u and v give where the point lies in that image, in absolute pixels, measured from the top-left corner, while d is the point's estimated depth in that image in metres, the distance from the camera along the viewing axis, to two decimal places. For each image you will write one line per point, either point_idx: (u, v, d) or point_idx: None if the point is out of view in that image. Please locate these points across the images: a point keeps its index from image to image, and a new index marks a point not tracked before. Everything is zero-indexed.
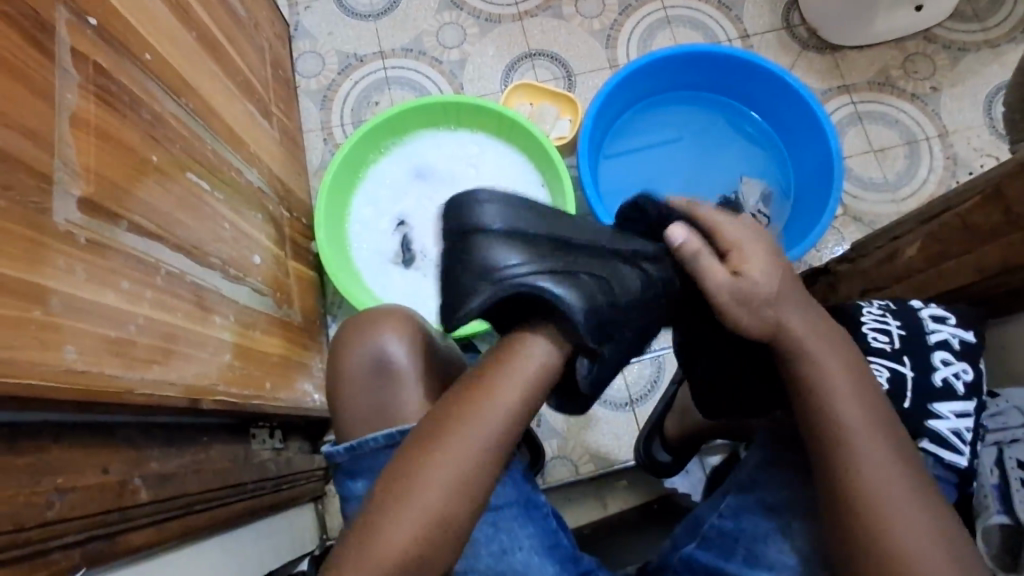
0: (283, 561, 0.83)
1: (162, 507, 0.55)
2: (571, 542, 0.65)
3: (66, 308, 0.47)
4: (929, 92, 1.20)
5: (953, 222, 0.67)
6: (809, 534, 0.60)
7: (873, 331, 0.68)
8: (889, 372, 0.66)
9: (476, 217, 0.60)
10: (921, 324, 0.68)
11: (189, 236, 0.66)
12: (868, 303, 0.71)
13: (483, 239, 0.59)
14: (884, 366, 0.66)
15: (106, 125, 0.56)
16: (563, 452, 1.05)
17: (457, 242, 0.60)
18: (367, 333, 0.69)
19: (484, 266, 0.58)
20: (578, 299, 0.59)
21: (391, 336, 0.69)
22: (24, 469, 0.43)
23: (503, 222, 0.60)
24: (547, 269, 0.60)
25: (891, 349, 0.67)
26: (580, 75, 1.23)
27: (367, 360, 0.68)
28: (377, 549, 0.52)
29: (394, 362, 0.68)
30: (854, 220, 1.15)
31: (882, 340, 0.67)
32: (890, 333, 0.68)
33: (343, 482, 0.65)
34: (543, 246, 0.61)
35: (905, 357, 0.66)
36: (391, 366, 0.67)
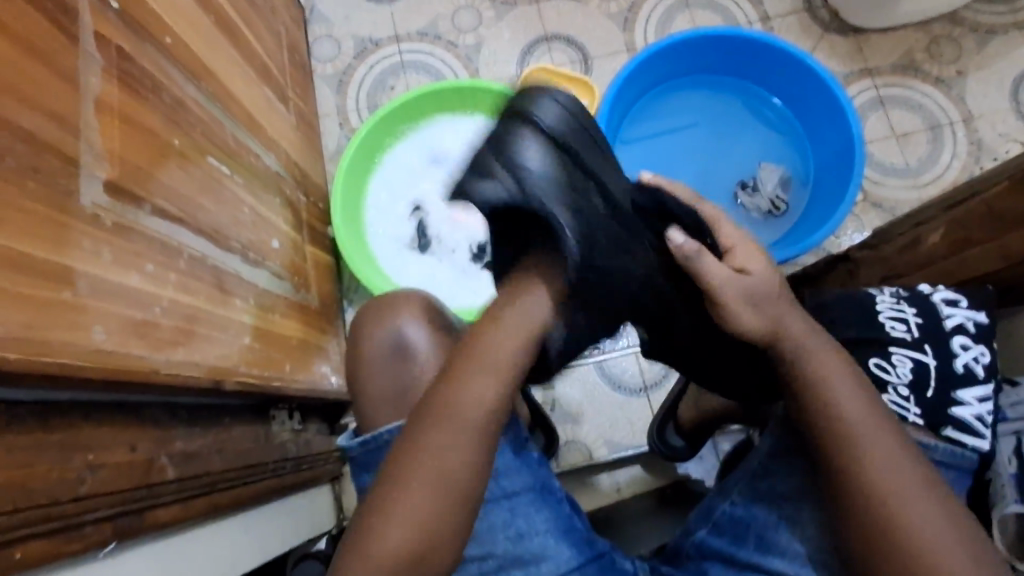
0: (302, 539, 0.85)
1: (187, 485, 0.56)
2: (585, 525, 0.66)
3: (94, 289, 0.47)
4: (954, 76, 1.18)
5: (978, 210, 0.66)
6: (819, 524, 0.60)
7: (891, 320, 0.68)
8: (911, 363, 0.65)
9: (534, 108, 0.59)
10: (936, 310, 0.67)
11: (210, 220, 0.67)
12: (879, 290, 0.70)
13: (525, 128, 0.59)
14: (907, 357, 0.65)
15: (129, 109, 0.56)
16: (577, 437, 1.05)
17: (501, 128, 0.59)
18: (385, 317, 0.70)
19: (510, 153, 0.58)
20: (578, 220, 0.59)
21: (408, 319, 0.69)
22: (57, 446, 0.45)
23: (553, 123, 0.59)
24: (561, 180, 0.59)
25: (911, 338, 0.66)
26: (596, 59, 1.22)
27: (387, 342, 0.69)
28: (393, 531, 0.52)
29: (414, 345, 0.68)
30: (875, 206, 1.14)
31: (901, 328, 0.67)
32: (908, 321, 0.67)
33: (356, 476, 0.65)
34: (573, 157, 0.60)
35: (926, 346, 0.66)
36: (409, 349, 0.68)
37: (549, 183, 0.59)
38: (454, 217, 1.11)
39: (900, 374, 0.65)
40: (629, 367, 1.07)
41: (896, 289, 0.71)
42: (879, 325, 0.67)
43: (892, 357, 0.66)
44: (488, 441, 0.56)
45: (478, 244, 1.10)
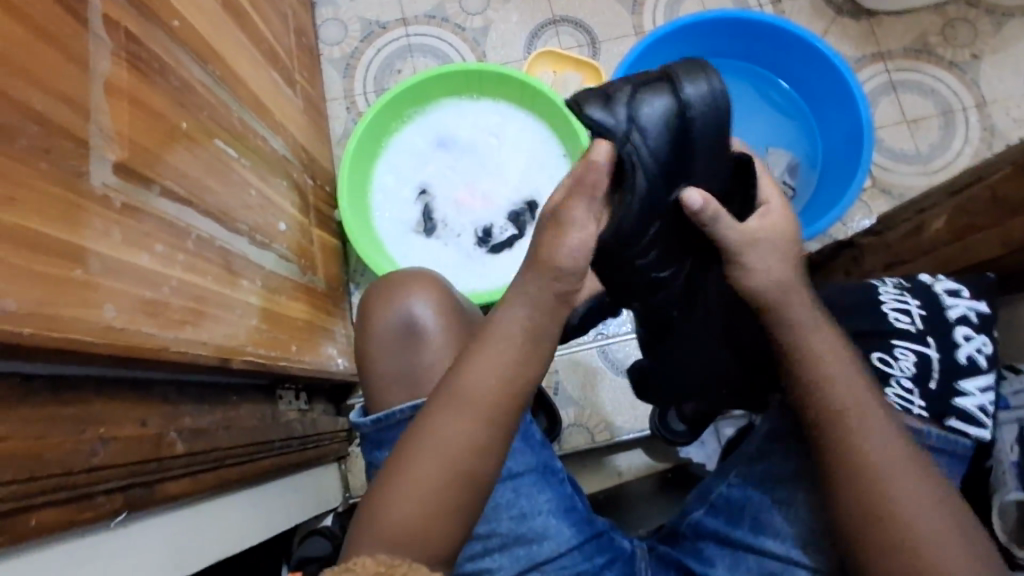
0: (309, 516, 0.87)
1: (195, 459, 0.58)
2: (585, 505, 0.68)
3: (104, 268, 0.49)
4: (968, 60, 1.16)
5: (981, 195, 0.66)
6: (812, 505, 0.60)
7: (895, 312, 0.68)
8: (914, 354, 0.66)
9: (686, 74, 0.56)
10: (938, 300, 0.68)
11: (217, 202, 0.68)
12: (883, 282, 0.72)
13: (663, 93, 0.56)
14: (909, 349, 0.66)
15: (137, 92, 0.57)
16: (580, 420, 1.06)
17: (648, 78, 0.58)
18: (397, 295, 0.71)
19: (637, 100, 0.56)
20: (659, 167, 0.57)
21: (419, 297, 0.70)
22: (70, 419, 0.46)
23: (692, 96, 0.55)
24: (658, 139, 0.55)
25: (915, 330, 0.67)
26: (604, 42, 1.21)
27: (399, 319, 0.70)
28: (393, 516, 0.54)
29: (424, 322, 0.69)
30: (883, 193, 1.13)
31: (905, 321, 0.67)
32: (911, 314, 0.68)
33: (370, 451, 0.68)
34: (671, 149, 0.56)
35: (930, 338, 0.66)
36: (419, 326, 0.69)
37: (659, 154, 0.56)
38: (460, 200, 1.11)
39: (903, 368, 0.65)
40: (632, 352, 1.08)
41: (900, 281, 0.72)
42: (884, 319, 0.68)
43: (894, 350, 0.66)
44: (495, 423, 0.56)
45: (483, 228, 1.11)
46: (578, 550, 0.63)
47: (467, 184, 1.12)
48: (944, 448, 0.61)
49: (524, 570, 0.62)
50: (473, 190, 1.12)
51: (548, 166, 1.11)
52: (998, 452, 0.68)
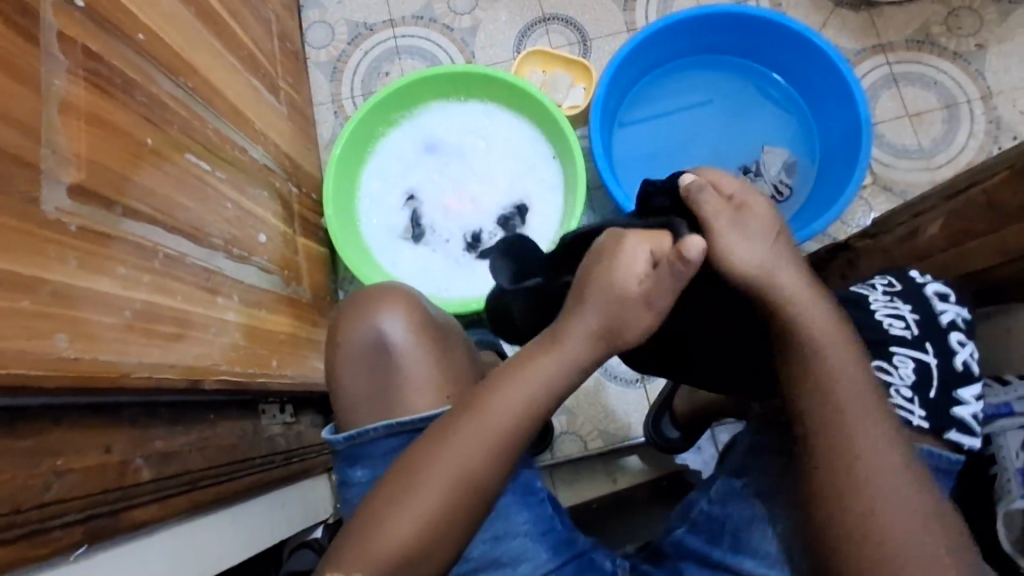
0: (295, 530, 0.86)
1: (164, 485, 0.57)
2: (566, 525, 0.66)
3: (58, 296, 0.48)
4: (973, 50, 1.12)
5: (977, 199, 0.63)
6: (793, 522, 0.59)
7: (888, 317, 0.65)
8: (914, 362, 0.62)
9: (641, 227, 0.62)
10: (929, 304, 0.66)
11: (190, 219, 0.67)
12: (872, 290, 0.68)
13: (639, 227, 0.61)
14: (909, 357, 0.63)
15: (98, 110, 0.56)
16: (572, 428, 1.04)
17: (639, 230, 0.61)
18: (365, 312, 0.69)
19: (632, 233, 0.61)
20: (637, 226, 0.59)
21: (388, 314, 0.68)
22: (24, 452, 0.45)
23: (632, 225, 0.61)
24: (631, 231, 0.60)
25: (912, 337, 0.64)
26: (595, 40, 1.19)
27: (367, 339, 0.68)
28: (382, 534, 0.53)
29: (393, 339, 0.67)
30: (884, 189, 1.09)
31: (900, 326, 0.64)
32: (905, 319, 0.65)
33: (342, 468, 0.66)
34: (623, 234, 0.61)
35: (927, 344, 0.63)
36: (388, 344, 0.67)
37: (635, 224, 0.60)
38: (448, 206, 1.09)
39: (902, 376, 0.62)
40: None
41: (887, 283, 0.69)
42: (877, 326, 0.65)
43: (893, 358, 0.63)
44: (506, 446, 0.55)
45: (472, 233, 1.09)
46: (554, 574, 0.62)
47: (455, 189, 1.10)
48: (922, 467, 0.59)
49: None
50: (461, 195, 1.10)
51: (537, 170, 1.08)
52: (1003, 459, 0.69)
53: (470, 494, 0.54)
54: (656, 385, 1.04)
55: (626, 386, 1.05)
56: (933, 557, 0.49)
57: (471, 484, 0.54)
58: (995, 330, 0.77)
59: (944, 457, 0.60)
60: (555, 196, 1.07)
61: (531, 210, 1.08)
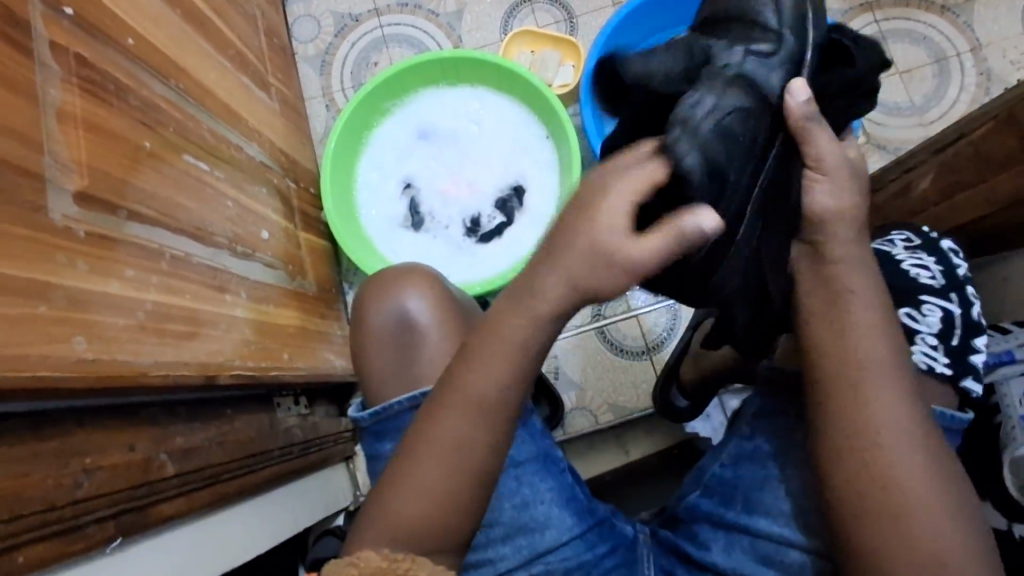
0: (318, 518, 0.88)
1: (188, 479, 0.59)
2: (586, 493, 0.67)
3: (72, 301, 0.49)
4: (961, 2, 1.11)
5: (965, 150, 0.63)
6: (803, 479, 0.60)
7: (914, 267, 0.67)
8: (940, 311, 0.64)
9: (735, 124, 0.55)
10: (948, 258, 0.67)
11: (192, 219, 0.68)
12: (893, 244, 0.70)
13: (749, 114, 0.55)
14: (937, 306, 0.64)
15: (94, 117, 0.56)
16: (582, 403, 1.06)
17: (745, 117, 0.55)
18: (389, 292, 0.70)
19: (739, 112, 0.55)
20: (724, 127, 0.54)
21: (411, 293, 0.69)
22: (51, 453, 0.46)
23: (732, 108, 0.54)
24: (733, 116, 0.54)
25: (938, 286, 0.65)
26: (581, 16, 1.18)
27: (391, 317, 0.69)
28: (401, 507, 0.54)
29: (415, 318, 0.68)
30: (878, 148, 1.10)
31: (926, 275, 0.66)
32: (930, 269, 0.67)
33: (371, 443, 0.67)
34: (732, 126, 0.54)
35: (952, 294, 0.65)
36: (411, 322, 0.68)
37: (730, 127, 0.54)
38: (446, 191, 1.10)
39: (929, 325, 0.63)
40: (630, 331, 1.07)
41: (905, 238, 0.71)
42: (902, 275, 0.67)
43: (923, 306, 0.64)
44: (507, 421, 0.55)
45: (471, 218, 1.09)
46: (580, 539, 0.63)
47: (452, 175, 1.10)
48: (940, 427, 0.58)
49: (528, 560, 0.62)
50: (458, 179, 1.10)
51: (532, 150, 1.09)
52: (1005, 407, 0.71)
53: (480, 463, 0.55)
54: (662, 355, 1.06)
55: (633, 357, 1.06)
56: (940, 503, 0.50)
57: (482, 444, 0.55)
58: (993, 279, 0.78)
59: (955, 418, 0.58)
60: (550, 175, 1.07)
61: (528, 191, 1.08)
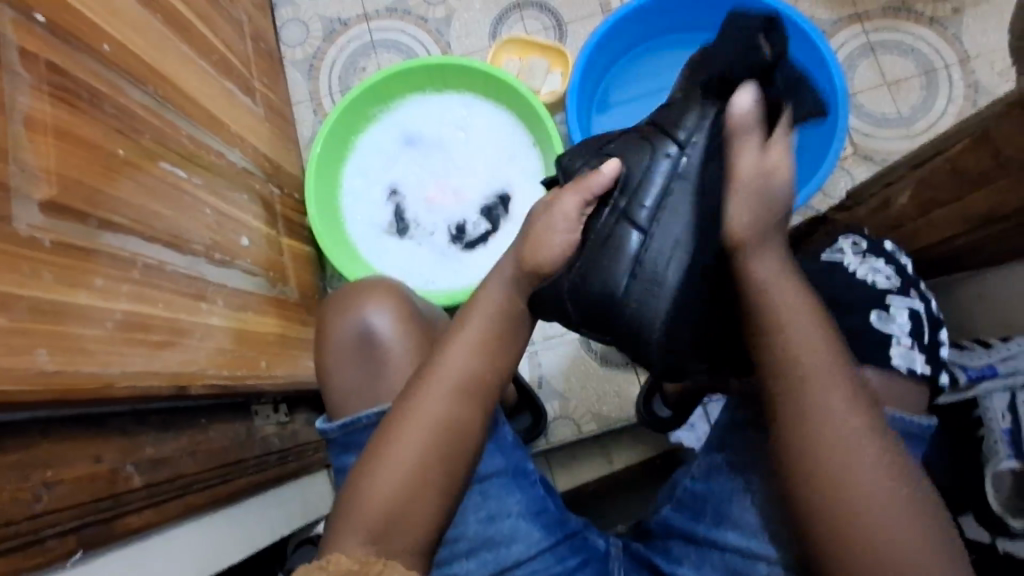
0: (295, 527, 0.87)
1: (156, 491, 0.58)
2: (559, 506, 0.67)
3: (37, 312, 0.48)
4: (949, 15, 1.11)
5: (942, 168, 0.63)
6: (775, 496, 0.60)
7: (869, 273, 0.67)
8: (908, 310, 0.64)
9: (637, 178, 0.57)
10: (894, 257, 0.69)
11: (168, 227, 0.67)
12: (843, 252, 0.69)
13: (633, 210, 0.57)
14: (903, 305, 0.64)
15: (65, 124, 0.56)
16: (565, 412, 1.05)
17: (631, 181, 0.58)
18: (352, 305, 0.69)
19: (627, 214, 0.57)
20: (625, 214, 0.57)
21: (375, 305, 0.68)
22: (14, 465, 0.46)
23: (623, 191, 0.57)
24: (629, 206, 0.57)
25: (897, 286, 0.66)
26: (571, 24, 1.18)
27: (355, 331, 0.68)
28: (360, 512, 0.53)
29: (379, 330, 0.68)
30: (865, 159, 1.09)
31: (883, 279, 0.66)
32: (884, 272, 0.67)
33: (337, 456, 0.66)
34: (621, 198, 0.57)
35: (911, 291, 0.66)
36: (375, 335, 0.67)
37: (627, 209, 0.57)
38: (431, 199, 1.10)
39: (901, 326, 0.63)
40: None
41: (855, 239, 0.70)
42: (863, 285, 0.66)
43: (890, 309, 0.64)
44: None
45: (456, 225, 1.09)
46: (548, 552, 0.63)
47: (437, 182, 1.10)
48: (902, 436, 0.58)
49: (492, 574, 0.62)
50: (443, 186, 1.10)
51: (518, 158, 1.09)
52: (989, 421, 0.70)
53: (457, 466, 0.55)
54: None
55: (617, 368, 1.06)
56: (913, 530, 0.49)
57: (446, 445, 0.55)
58: (973, 293, 0.78)
59: (917, 422, 0.59)
60: (536, 182, 1.07)
61: (513, 199, 1.08)
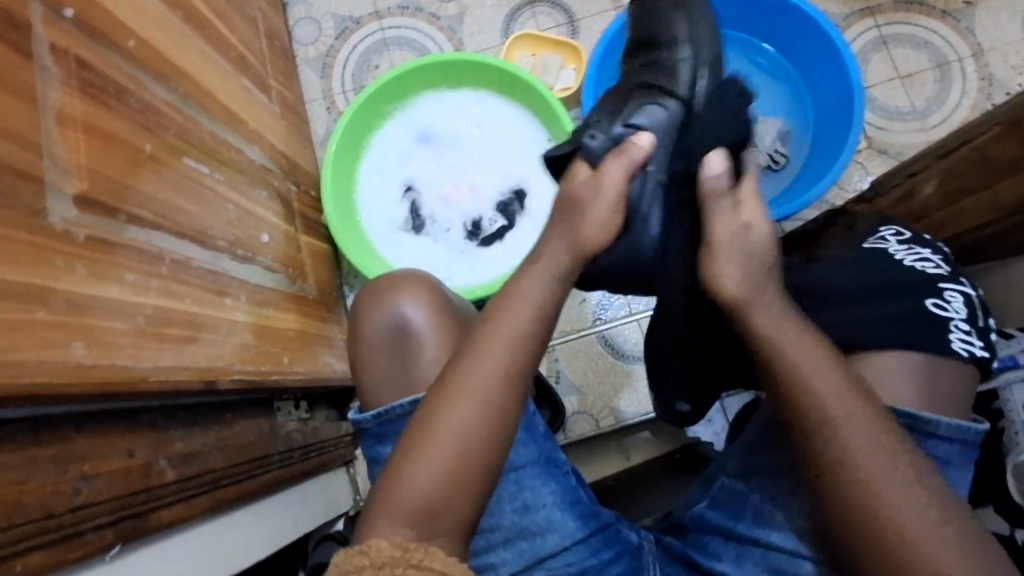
0: (318, 523, 0.87)
1: (187, 486, 0.58)
2: (591, 498, 0.67)
3: (71, 306, 0.48)
4: (962, 7, 1.11)
5: (970, 157, 0.63)
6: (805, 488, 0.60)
7: (918, 261, 0.67)
8: (961, 296, 0.64)
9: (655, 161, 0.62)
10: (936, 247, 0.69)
11: (192, 223, 0.67)
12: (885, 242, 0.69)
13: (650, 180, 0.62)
14: (957, 292, 0.64)
15: (94, 120, 0.56)
16: (583, 407, 1.06)
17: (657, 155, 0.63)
18: (387, 298, 0.69)
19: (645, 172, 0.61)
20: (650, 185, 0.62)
21: (409, 299, 0.69)
22: (51, 459, 0.46)
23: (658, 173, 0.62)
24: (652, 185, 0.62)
25: (947, 273, 0.66)
26: (583, 19, 1.18)
27: (389, 324, 0.68)
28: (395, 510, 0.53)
29: (413, 323, 0.68)
30: (880, 153, 1.10)
31: (932, 266, 0.66)
32: (931, 259, 0.67)
33: (371, 446, 0.66)
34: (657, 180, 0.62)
35: (962, 278, 0.66)
36: (409, 328, 0.67)
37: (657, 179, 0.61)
38: (447, 195, 1.10)
39: (957, 309, 0.63)
40: (632, 335, 1.07)
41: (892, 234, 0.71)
42: (912, 270, 0.66)
43: (945, 294, 0.64)
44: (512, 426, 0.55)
45: (472, 221, 1.09)
46: (582, 544, 0.63)
47: (452, 178, 1.10)
48: (957, 439, 0.57)
49: (529, 563, 0.62)
50: (458, 182, 1.10)
51: (533, 153, 1.08)
52: (1010, 413, 0.71)
53: (495, 455, 0.55)
54: None
55: (635, 362, 1.06)
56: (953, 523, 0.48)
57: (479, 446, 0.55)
58: (996, 285, 0.78)
59: (972, 429, 0.57)
60: (552, 177, 1.07)
61: (529, 195, 1.08)
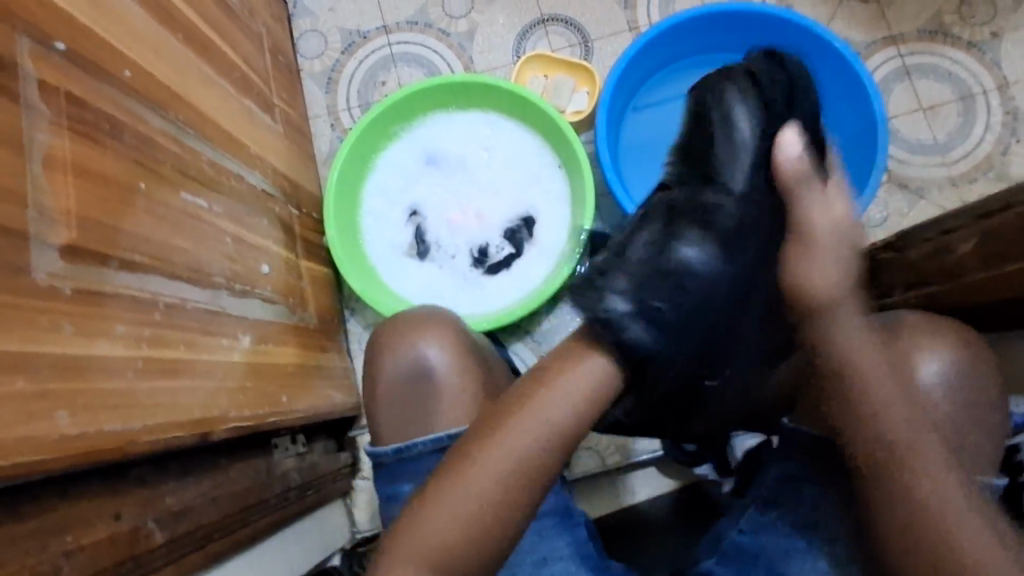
0: (318, 562, 0.84)
1: (178, 547, 0.55)
2: (600, 550, 0.65)
3: (55, 369, 0.45)
4: (988, 39, 1.08)
5: (1012, 222, 0.61)
6: None
7: None
8: None
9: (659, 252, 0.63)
10: None
11: (189, 261, 0.64)
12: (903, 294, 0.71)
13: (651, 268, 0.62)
14: None
15: (84, 161, 0.53)
16: (590, 444, 1.02)
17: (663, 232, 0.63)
18: (408, 336, 0.69)
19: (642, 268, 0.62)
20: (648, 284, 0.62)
21: (430, 338, 0.69)
22: (30, 535, 0.43)
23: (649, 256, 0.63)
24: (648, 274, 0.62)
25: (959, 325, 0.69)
26: (596, 41, 1.15)
27: (408, 363, 0.68)
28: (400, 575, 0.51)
29: (432, 364, 0.68)
30: (900, 187, 1.07)
31: None
32: None
33: (384, 484, 0.66)
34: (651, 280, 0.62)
35: None
36: (428, 369, 0.68)
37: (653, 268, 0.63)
38: (453, 220, 1.07)
39: None
40: None
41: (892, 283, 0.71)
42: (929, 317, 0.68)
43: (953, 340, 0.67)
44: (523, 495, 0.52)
45: (479, 248, 1.06)
46: None
47: (459, 203, 1.07)
48: None
49: None
50: (465, 208, 1.07)
51: (543, 180, 1.05)
52: None
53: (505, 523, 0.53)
54: None
55: None
56: None
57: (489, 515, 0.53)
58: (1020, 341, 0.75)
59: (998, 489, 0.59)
60: (561, 205, 1.04)
61: (537, 223, 1.05)
